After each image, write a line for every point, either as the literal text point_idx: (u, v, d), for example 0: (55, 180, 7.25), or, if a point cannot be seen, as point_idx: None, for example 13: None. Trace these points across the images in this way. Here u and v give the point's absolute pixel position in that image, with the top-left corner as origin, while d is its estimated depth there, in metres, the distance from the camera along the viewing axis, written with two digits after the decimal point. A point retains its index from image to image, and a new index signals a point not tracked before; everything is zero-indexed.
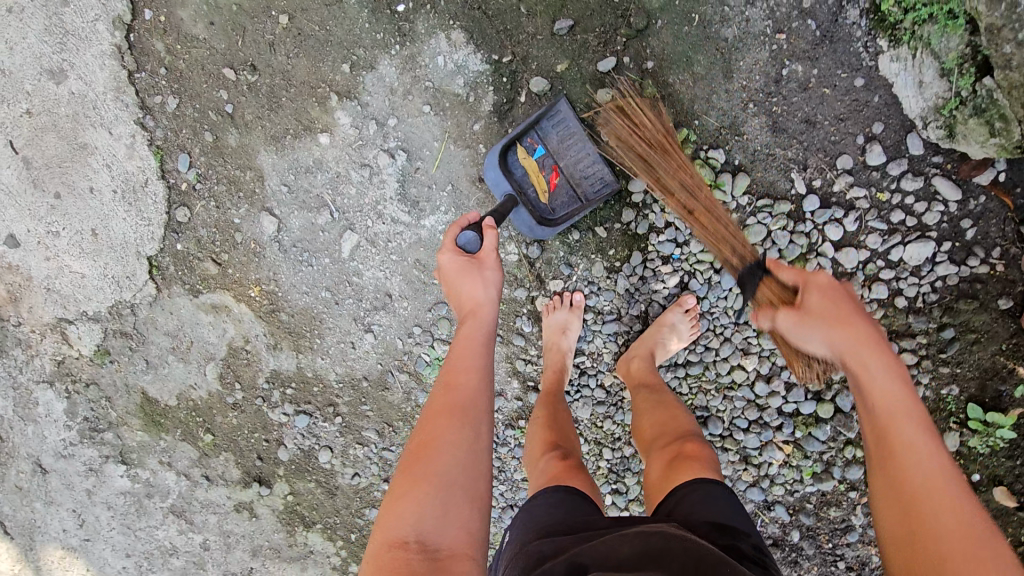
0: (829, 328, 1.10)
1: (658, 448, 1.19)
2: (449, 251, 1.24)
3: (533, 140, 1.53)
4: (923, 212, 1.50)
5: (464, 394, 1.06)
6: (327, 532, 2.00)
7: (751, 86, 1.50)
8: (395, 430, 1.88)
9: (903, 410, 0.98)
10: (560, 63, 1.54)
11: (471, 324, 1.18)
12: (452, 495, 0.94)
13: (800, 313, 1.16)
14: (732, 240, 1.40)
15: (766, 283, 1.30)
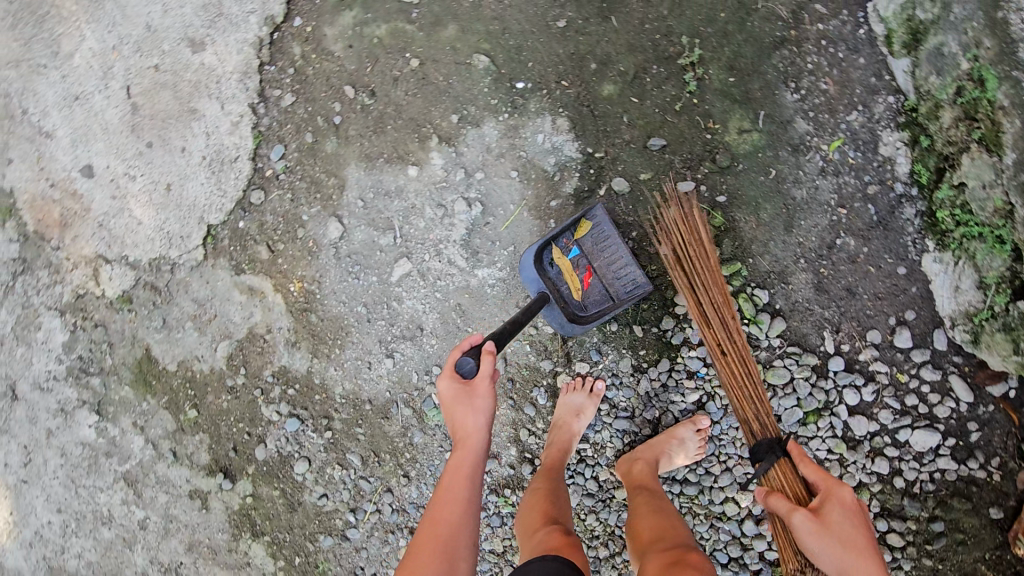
0: (846, 552, 1.24)
1: (657, 551, 1.21)
2: (447, 377, 1.26)
3: (568, 241, 1.61)
4: (936, 403, 1.59)
5: (446, 531, 1.14)
6: (272, 547, 1.91)
7: (807, 244, 1.64)
8: (379, 462, 1.84)
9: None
10: (645, 172, 1.69)
11: (462, 452, 1.25)
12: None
13: (822, 523, 1.28)
14: (756, 401, 1.47)
15: (781, 465, 1.40)
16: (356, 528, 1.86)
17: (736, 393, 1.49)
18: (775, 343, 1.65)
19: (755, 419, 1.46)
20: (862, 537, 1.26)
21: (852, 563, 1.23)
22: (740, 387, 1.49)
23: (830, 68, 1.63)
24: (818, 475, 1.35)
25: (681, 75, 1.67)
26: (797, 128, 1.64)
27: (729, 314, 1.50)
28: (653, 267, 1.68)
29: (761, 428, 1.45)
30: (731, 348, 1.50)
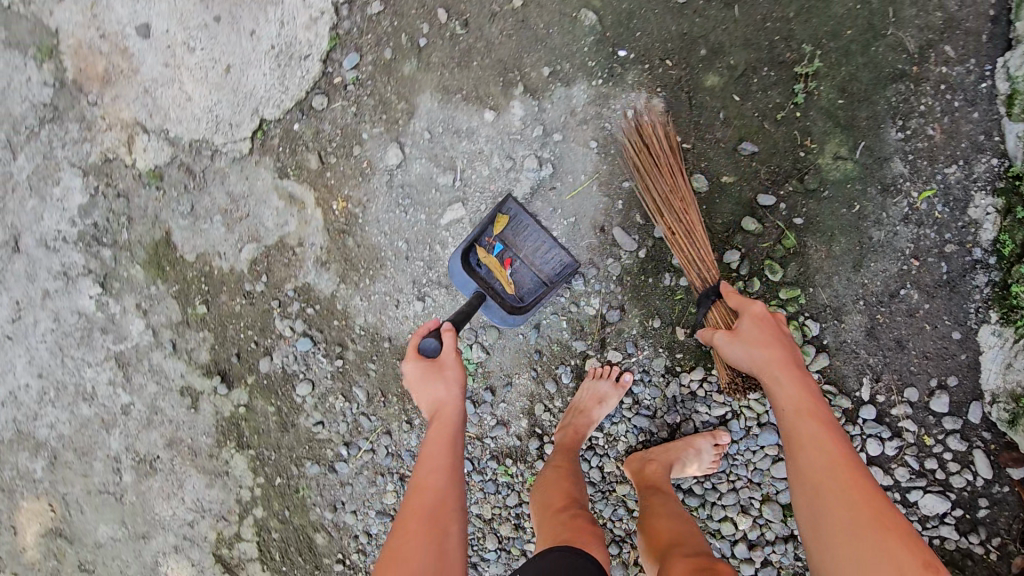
0: (753, 348, 1.32)
1: (674, 557, 1.17)
2: (411, 359, 1.29)
3: (489, 238, 1.63)
4: (954, 472, 1.58)
5: (430, 498, 1.12)
6: (255, 462, 1.87)
7: (870, 287, 1.60)
8: (384, 402, 1.80)
9: (805, 408, 1.22)
10: (728, 175, 1.62)
11: (438, 426, 1.25)
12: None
13: (734, 335, 1.37)
14: (701, 263, 1.54)
15: (715, 308, 1.50)
16: (345, 462, 1.82)
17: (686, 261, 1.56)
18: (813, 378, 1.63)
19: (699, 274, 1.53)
20: (772, 332, 1.34)
21: (758, 354, 1.31)
22: (690, 261, 1.54)
23: (942, 114, 1.56)
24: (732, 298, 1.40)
25: (791, 84, 1.59)
26: (892, 168, 1.57)
27: (672, 187, 1.55)
28: None
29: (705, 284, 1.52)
30: (678, 222, 1.55)
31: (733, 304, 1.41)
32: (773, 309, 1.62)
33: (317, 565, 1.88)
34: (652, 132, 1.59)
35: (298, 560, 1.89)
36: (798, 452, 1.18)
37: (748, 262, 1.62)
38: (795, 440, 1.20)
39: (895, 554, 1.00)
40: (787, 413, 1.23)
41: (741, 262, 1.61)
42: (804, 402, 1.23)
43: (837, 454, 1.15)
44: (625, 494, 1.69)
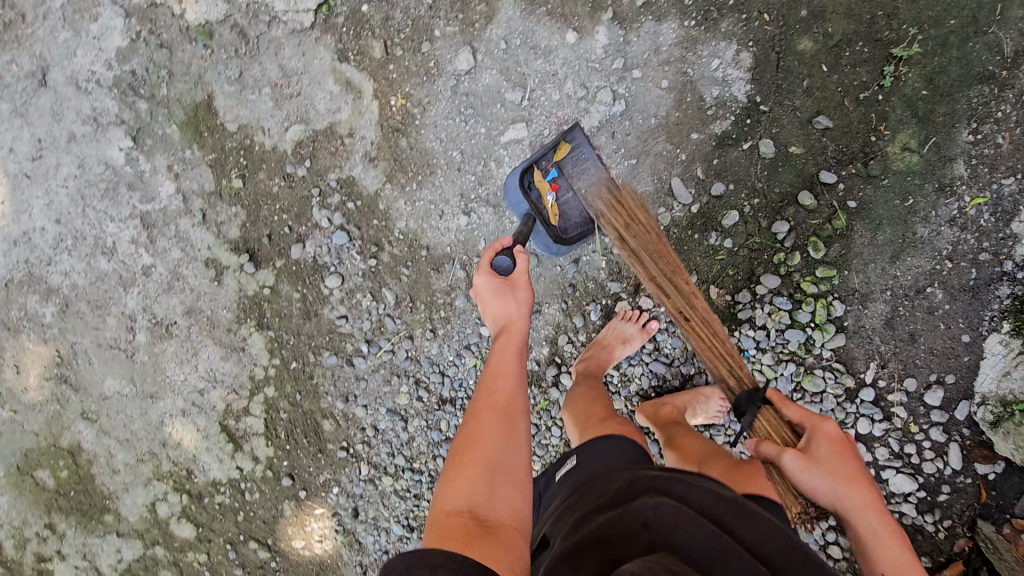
0: (831, 477, 1.41)
1: (709, 462, 1.43)
2: (484, 274, 1.30)
3: (548, 163, 1.66)
4: (927, 459, 1.72)
5: (500, 397, 1.12)
6: (273, 343, 1.90)
7: (901, 280, 1.66)
8: (411, 308, 1.82)
9: (890, 546, 1.35)
10: (796, 146, 1.62)
11: (506, 334, 1.25)
12: (500, 478, 1.01)
13: (807, 459, 1.46)
14: (724, 353, 1.68)
15: (764, 414, 1.63)
16: (363, 359, 1.87)
17: (704, 348, 1.69)
18: (825, 356, 1.70)
19: (731, 376, 1.68)
20: (836, 445, 1.46)
21: (839, 483, 1.40)
22: (712, 353, 1.68)
23: (1016, 124, 1.56)
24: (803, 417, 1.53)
25: (881, 64, 1.57)
26: (954, 169, 1.59)
27: (675, 272, 1.67)
28: (756, 240, 1.66)
29: (737, 380, 1.67)
30: (688, 309, 1.68)
31: (799, 419, 1.53)
32: (807, 285, 1.66)
33: (321, 449, 1.96)
34: (643, 220, 1.67)
35: (302, 442, 1.96)
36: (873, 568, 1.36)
37: (794, 236, 1.65)
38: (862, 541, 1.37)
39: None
40: (858, 522, 1.38)
41: (787, 234, 1.64)
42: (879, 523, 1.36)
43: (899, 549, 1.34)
44: None
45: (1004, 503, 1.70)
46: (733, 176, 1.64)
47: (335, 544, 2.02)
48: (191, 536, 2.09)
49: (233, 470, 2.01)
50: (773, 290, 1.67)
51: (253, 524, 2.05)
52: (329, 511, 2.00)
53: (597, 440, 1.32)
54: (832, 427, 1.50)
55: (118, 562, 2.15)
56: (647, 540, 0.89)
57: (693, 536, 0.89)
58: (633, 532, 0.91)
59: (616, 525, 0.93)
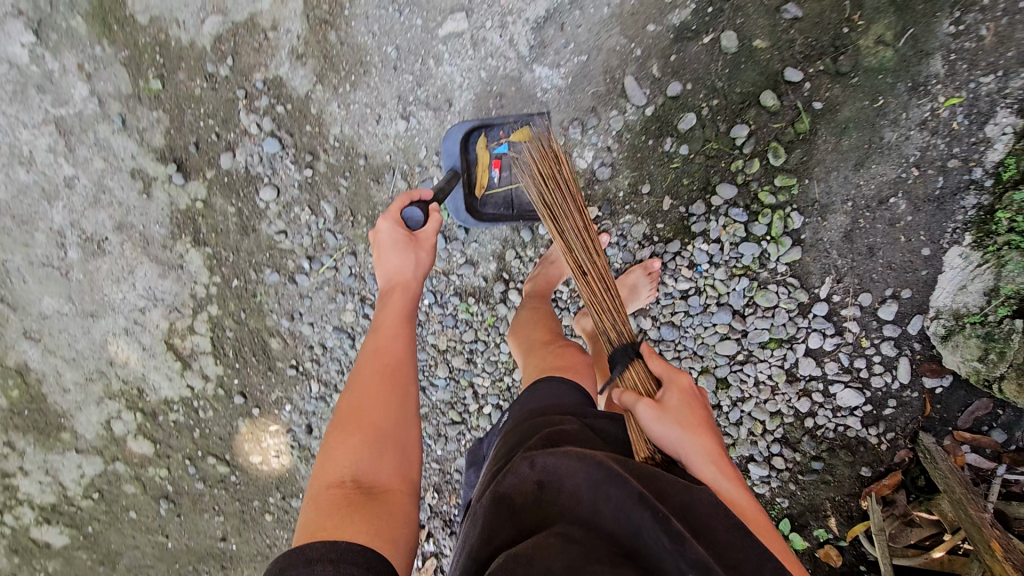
0: (682, 431, 1.05)
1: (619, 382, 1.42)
2: (389, 220, 1.22)
3: (501, 135, 1.57)
4: (876, 374, 1.70)
5: (388, 360, 1.12)
6: (212, 260, 1.82)
7: (863, 189, 1.57)
8: (353, 222, 1.73)
9: (749, 512, 0.96)
10: (760, 40, 1.48)
11: (398, 294, 1.22)
12: (385, 442, 1.01)
13: (659, 406, 1.09)
14: (614, 314, 1.28)
15: (632, 365, 1.19)
16: (306, 275, 1.80)
17: (596, 307, 1.30)
18: (780, 271, 1.64)
19: (612, 330, 1.27)
20: (697, 407, 1.11)
21: (689, 440, 1.04)
22: (602, 310, 1.29)
23: (1001, 14, 1.42)
24: (660, 366, 1.16)
25: None
26: (929, 65, 1.46)
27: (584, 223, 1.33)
28: (713, 146, 1.55)
29: (618, 336, 1.26)
30: (590, 262, 1.32)
31: (659, 370, 1.16)
32: (764, 196, 1.57)
33: (270, 367, 1.93)
34: (563, 169, 1.34)
35: (251, 360, 1.93)
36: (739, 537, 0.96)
37: (754, 141, 1.54)
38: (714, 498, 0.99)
39: None
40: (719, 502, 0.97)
41: (746, 140, 1.53)
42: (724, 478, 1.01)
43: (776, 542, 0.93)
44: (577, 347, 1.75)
45: (948, 416, 1.70)
46: (692, 75, 1.51)
47: (291, 460, 2.03)
48: (150, 452, 2.11)
49: (184, 389, 1.99)
50: (729, 201, 1.58)
51: (209, 441, 2.06)
52: (283, 428, 1.99)
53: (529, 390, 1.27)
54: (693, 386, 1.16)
55: (81, 477, 2.18)
56: (533, 481, 0.93)
57: (577, 472, 0.90)
58: (522, 474, 0.94)
59: (509, 479, 0.95)
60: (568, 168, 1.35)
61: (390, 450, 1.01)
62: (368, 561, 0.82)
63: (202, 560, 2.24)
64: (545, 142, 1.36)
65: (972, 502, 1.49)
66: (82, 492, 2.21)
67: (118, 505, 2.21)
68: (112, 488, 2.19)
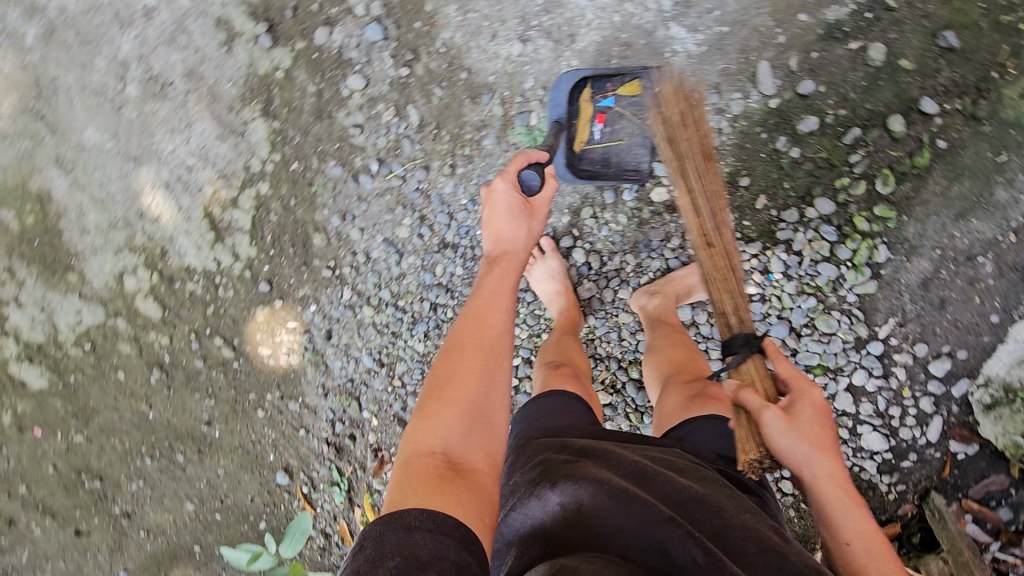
0: (812, 452, 1.04)
1: (676, 381, 1.35)
2: (507, 183, 1.19)
3: (608, 88, 1.52)
4: (907, 425, 1.68)
5: (489, 331, 1.08)
6: (275, 135, 1.73)
7: (956, 241, 1.51)
8: (434, 136, 1.65)
9: (866, 535, 1.02)
10: (907, 61, 1.42)
11: (501, 263, 1.18)
12: (476, 420, 1.00)
13: (789, 420, 1.05)
14: (735, 295, 1.20)
15: (753, 361, 1.15)
16: (370, 178, 1.72)
17: (713, 288, 1.22)
18: (849, 300, 1.60)
19: (733, 313, 1.19)
20: (829, 430, 1.08)
21: (815, 463, 1.05)
22: (721, 280, 1.21)
23: None
24: (787, 372, 1.12)
25: None
26: None
27: (717, 195, 1.23)
28: (825, 157, 1.49)
29: (739, 323, 1.18)
30: (717, 235, 1.23)
31: (787, 376, 1.13)
32: (860, 220, 1.52)
33: (306, 263, 1.86)
34: (694, 119, 1.25)
35: (288, 250, 1.85)
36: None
37: (867, 162, 1.48)
38: None
39: None
40: (840, 534, 1.03)
41: (858, 159, 1.48)
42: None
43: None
44: (623, 323, 1.69)
45: (961, 482, 1.68)
46: (828, 76, 1.44)
47: (301, 360, 1.97)
48: (156, 316, 2.03)
49: (210, 261, 1.91)
50: (823, 216, 1.53)
51: (220, 322, 1.99)
52: (302, 327, 1.93)
53: (538, 399, 1.30)
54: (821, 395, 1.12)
55: (77, 323, 2.10)
56: (557, 504, 0.97)
57: (597, 495, 0.95)
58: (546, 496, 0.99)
59: (535, 503, 1.00)
60: (705, 129, 1.25)
61: (480, 429, 1.00)
62: (463, 541, 0.84)
63: (181, 438, 2.20)
64: (685, 89, 1.27)
65: (976, 566, 1.56)
66: (74, 340, 2.13)
67: (107, 362, 2.14)
68: (107, 342, 2.11)
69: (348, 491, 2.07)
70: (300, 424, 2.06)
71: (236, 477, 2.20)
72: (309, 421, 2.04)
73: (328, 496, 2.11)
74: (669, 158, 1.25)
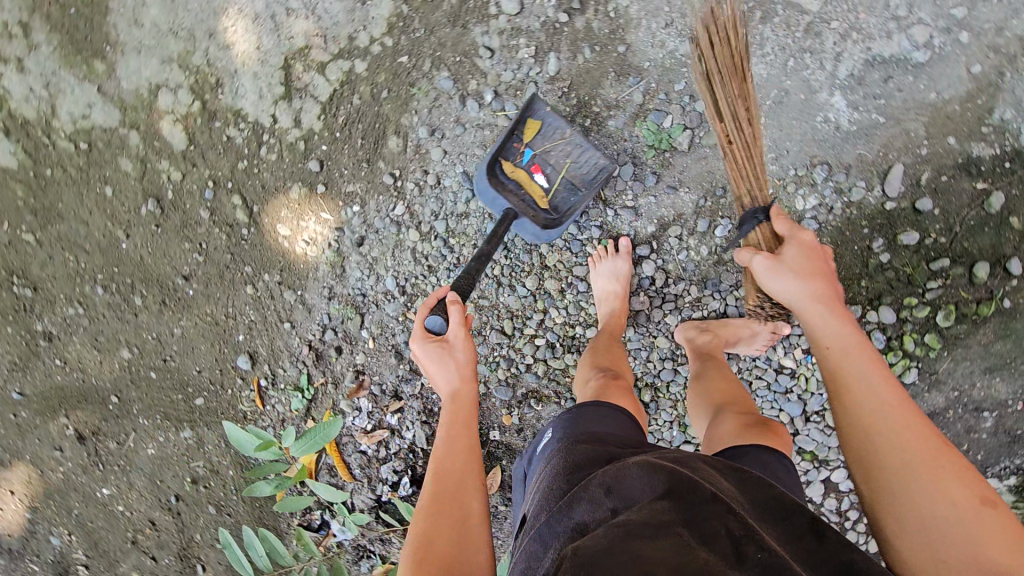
0: (799, 281, 1.17)
1: (731, 412, 1.28)
2: (420, 339, 1.24)
3: (519, 145, 1.54)
4: (855, 529, 1.78)
5: (451, 474, 1.08)
6: (395, 21, 1.62)
7: (974, 390, 1.58)
8: (560, 94, 1.57)
9: (851, 347, 1.06)
10: (1017, 219, 1.45)
11: (451, 412, 1.18)
12: (458, 563, 0.95)
13: (777, 260, 1.22)
14: (751, 178, 1.35)
15: (758, 226, 1.31)
16: (478, 106, 1.62)
17: (734, 173, 1.37)
18: None
19: (747, 195, 1.35)
20: (824, 269, 1.19)
21: (803, 290, 1.16)
22: (743, 173, 1.36)
23: None
24: (782, 225, 1.25)
25: None
26: None
27: (744, 98, 1.33)
28: (907, 273, 1.52)
29: (751, 199, 1.35)
30: (736, 131, 1.35)
31: (783, 227, 1.25)
32: (908, 339, 1.56)
33: (369, 161, 1.73)
34: (734, 41, 1.33)
35: (357, 140, 1.72)
36: (871, 447, 0.96)
37: (939, 293, 1.52)
38: (848, 407, 1.01)
39: (934, 490, 0.87)
40: (826, 352, 1.09)
41: (932, 288, 1.51)
42: (872, 390, 1.00)
43: (892, 402, 0.98)
44: (657, 347, 1.69)
45: None
46: (944, 203, 1.46)
47: (319, 255, 1.84)
48: (178, 147, 1.83)
49: (267, 116, 1.74)
50: (880, 324, 1.56)
51: (248, 182, 1.82)
52: (335, 222, 1.80)
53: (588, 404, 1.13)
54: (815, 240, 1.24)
55: (81, 117, 1.84)
56: (608, 509, 0.81)
57: (649, 491, 0.82)
58: (595, 500, 0.83)
59: (580, 509, 0.83)
60: (740, 40, 1.33)
61: (463, 569, 0.94)
62: None
63: (146, 282, 1.99)
64: (721, 14, 1.33)
65: None
66: (68, 134, 1.87)
67: (97, 172, 1.90)
68: (107, 151, 1.87)
69: (310, 401, 1.96)
70: (287, 317, 1.92)
71: (192, 343, 2.02)
72: (299, 317, 1.91)
73: (285, 398, 1.98)
74: (701, 71, 1.37)
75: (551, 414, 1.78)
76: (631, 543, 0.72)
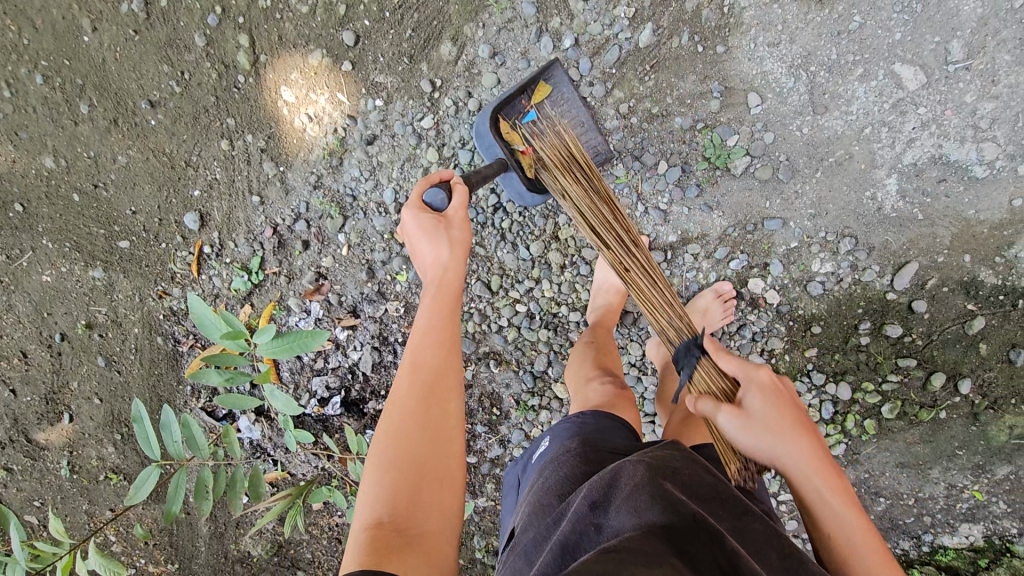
0: (766, 434, 1.01)
1: (680, 408, 1.36)
2: (411, 209, 1.06)
3: (524, 105, 1.41)
4: None
5: (425, 369, 0.95)
6: None
7: (881, 479, 1.67)
8: (638, 71, 1.50)
9: (824, 474, 0.96)
10: (986, 347, 1.53)
11: (434, 295, 1.03)
12: (427, 471, 0.86)
13: (740, 414, 1.06)
14: (672, 314, 1.27)
15: (702, 366, 1.20)
16: (553, 48, 1.51)
17: (649, 307, 1.30)
18: None
19: (669, 325, 1.27)
20: (788, 410, 1.04)
21: (773, 439, 1.00)
22: (651, 304, 1.29)
23: None
24: (733, 365, 1.11)
25: None
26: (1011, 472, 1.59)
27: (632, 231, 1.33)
28: (877, 361, 1.58)
29: (676, 333, 1.26)
30: (632, 258, 1.30)
31: (732, 367, 1.12)
32: (851, 417, 1.63)
33: (412, 58, 1.56)
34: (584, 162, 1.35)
35: (409, 30, 1.54)
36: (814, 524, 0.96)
37: (896, 387, 1.59)
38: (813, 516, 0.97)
39: None
40: (795, 480, 0.98)
41: (891, 380, 1.59)
42: (813, 468, 0.97)
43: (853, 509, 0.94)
44: (631, 349, 1.68)
45: None
46: (934, 310, 1.53)
47: (320, 136, 1.64)
48: None
49: None
50: (835, 397, 1.63)
51: (267, 26, 1.59)
52: (350, 108, 1.62)
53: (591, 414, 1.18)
54: (769, 375, 1.09)
55: None
56: (592, 525, 0.80)
57: (637, 513, 0.78)
58: (580, 513, 0.83)
59: (565, 522, 0.84)
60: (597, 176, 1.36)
61: (432, 479, 0.86)
62: None
63: (99, 91, 1.67)
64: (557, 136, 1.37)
65: None
66: None
67: None
68: None
69: (254, 286, 1.76)
70: (258, 190, 1.70)
71: (133, 178, 1.74)
72: (272, 194, 1.70)
73: (226, 274, 1.77)
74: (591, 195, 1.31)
75: (505, 381, 1.72)
76: (627, 570, 0.64)
